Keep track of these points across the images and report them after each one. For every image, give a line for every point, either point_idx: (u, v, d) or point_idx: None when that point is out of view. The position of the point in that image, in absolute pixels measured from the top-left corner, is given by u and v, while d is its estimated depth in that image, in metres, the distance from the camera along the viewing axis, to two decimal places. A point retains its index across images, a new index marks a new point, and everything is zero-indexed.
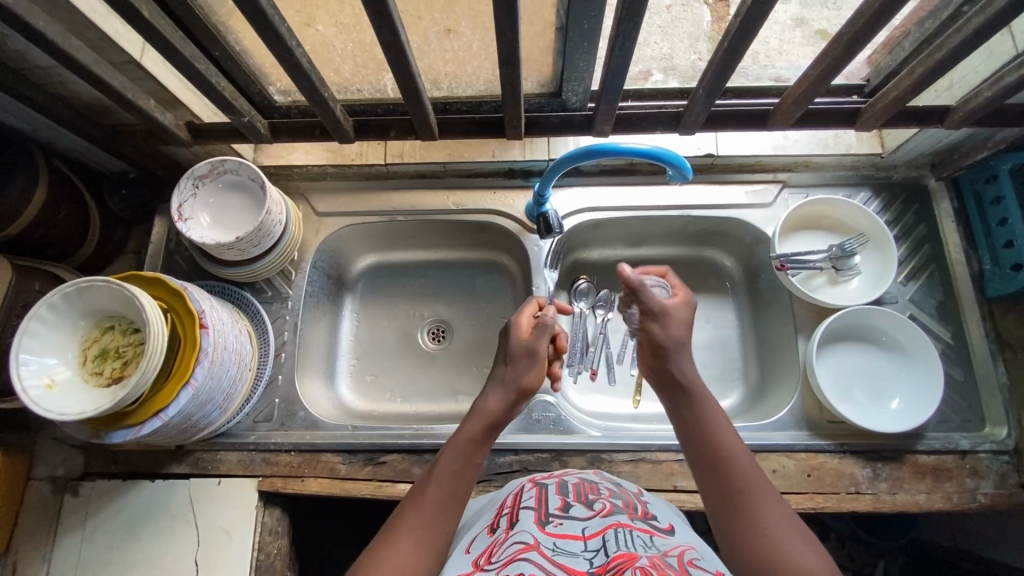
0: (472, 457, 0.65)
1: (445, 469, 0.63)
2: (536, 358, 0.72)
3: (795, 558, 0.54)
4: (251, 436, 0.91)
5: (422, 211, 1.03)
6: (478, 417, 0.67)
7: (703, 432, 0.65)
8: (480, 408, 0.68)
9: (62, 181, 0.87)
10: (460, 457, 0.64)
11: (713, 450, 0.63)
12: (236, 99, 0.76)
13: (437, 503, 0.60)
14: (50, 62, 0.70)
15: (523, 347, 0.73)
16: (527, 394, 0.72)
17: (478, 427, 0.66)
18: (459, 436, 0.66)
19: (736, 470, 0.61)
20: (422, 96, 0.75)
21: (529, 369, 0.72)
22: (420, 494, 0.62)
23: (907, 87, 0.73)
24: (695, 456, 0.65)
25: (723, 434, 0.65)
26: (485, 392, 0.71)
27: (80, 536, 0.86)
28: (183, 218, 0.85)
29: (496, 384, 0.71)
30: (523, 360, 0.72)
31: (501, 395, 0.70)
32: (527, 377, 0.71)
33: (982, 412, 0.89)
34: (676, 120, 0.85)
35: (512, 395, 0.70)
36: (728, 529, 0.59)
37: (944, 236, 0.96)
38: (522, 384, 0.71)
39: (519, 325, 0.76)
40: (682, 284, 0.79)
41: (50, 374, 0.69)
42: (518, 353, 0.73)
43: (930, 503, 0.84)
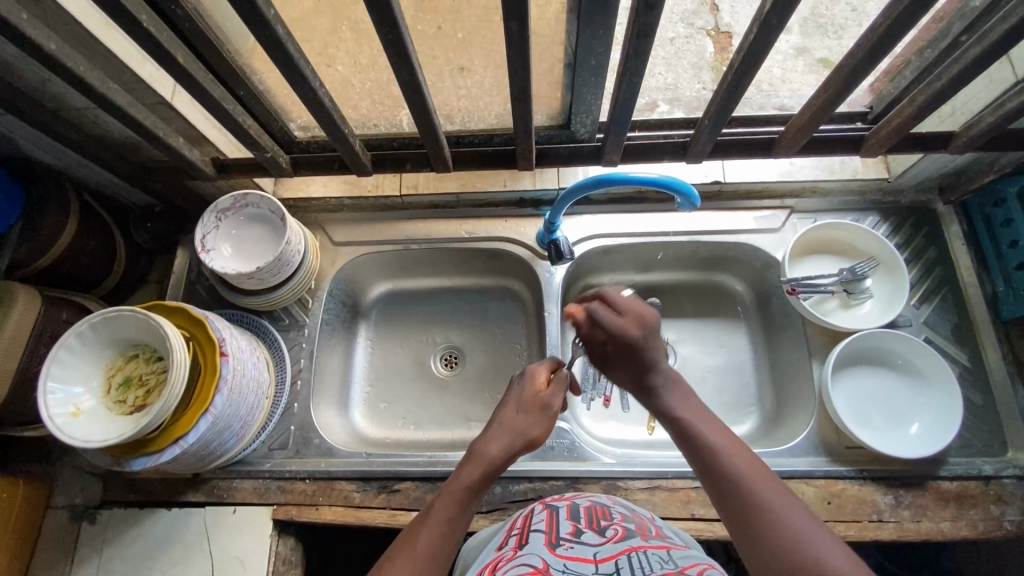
0: (466, 505, 0.64)
1: (440, 516, 0.62)
2: (547, 413, 0.72)
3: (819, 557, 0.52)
4: (267, 463, 0.92)
5: (435, 239, 1.05)
6: (478, 466, 0.66)
7: (704, 447, 0.64)
8: (481, 454, 0.67)
9: (91, 214, 0.91)
10: (455, 504, 0.63)
11: (718, 465, 0.62)
12: (260, 135, 0.80)
13: (427, 553, 0.60)
14: (86, 103, 0.74)
15: (536, 399, 0.73)
16: (531, 446, 0.71)
17: (477, 475, 0.65)
18: (457, 483, 0.65)
19: (748, 482, 0.59)
20: (438, 130, 0.78)
21: (539, 422, 0.71)
22: (412, 537, 0.62)
23: (909, 114, 0.75)
24: (705, 478, 0.63)
25: (728, 448, 0.63)
26: (487, 436, 0.69)
27: (95, 565, 0.87)
28: (206, 249, 0.88)
29: (501, 430, 0.70)
30: (534, 411, 0.72)
31: (503, 445, 0.68)
32: (535, 430, 0.71)
33: (1004, 437, 0.87)
34: (683, 149, 0.87)
35: (515, 448, 0.69)
36: (752, 549, 0.56)
37: (956, 259, 0.96)
38: (529, 436, 0.70)
39: (536, 375, 0.76)
40: (636, 297, 0.76)
41: (75, 402, 0.71)
42: (530, 404, 0.72)
43: (955, 531, 0.82)
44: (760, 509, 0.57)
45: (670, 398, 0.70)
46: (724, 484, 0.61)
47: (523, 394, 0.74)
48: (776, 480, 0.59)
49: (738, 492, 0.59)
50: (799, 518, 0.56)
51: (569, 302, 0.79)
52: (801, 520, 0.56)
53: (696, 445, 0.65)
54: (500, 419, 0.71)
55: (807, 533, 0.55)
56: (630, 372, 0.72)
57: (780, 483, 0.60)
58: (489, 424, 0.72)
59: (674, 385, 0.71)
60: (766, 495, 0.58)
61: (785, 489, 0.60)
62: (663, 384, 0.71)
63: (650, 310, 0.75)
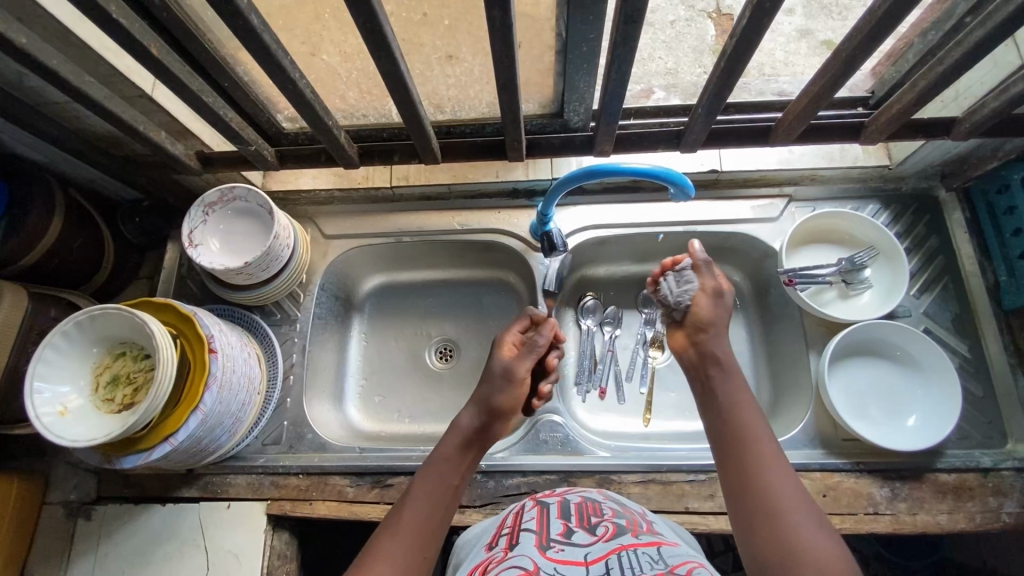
0: (445, 474, 0.67)
1: (424, 489, 0.65)
2: (511, 381, 0.74)
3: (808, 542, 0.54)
4: (260, 458, 0.92)
5: (428, 232, 1.04)
6: (452, 437, 0.71)
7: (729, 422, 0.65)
8: (455, 427, 0.72)
9: (78, 210, 0.90)
10: (434, 473, 0.67)
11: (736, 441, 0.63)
12: (243, 128, 0.78)
13: (412, 518, 0.63)
14: (64, 97, 0.73)
15: (500, 368, 0.76)
16: (510, 412, 0.74)
17: (451, 446, 0.70)
18: (437, 455, 0.69)
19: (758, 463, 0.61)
20: (424, 121, 0.76)
21: (503, 391, 0.73)
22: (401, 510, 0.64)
23: (910, 100, 0.72)
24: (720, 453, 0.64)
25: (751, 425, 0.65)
26: (461, 412, 0.74)
27: (91, 561, 0.87)
28: (194, 244, 0.87)
29: (474, 401, 0.74)
30: (497, 380, 0.75)
31: (474, 414, 0.73)
32: (499, 398, 0.73)
33: (1003, 428, 0.86)
34: (677, 138, 0.85)
35: (488, 415, 0.72)
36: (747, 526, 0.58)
37: (958, 247, 0.94)
38: (494, 404, 0.73)
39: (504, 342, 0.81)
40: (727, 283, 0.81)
41: (63, 402, 0.71)
42: (495, 374, 0.76)
43: (952, 523, 0.81)
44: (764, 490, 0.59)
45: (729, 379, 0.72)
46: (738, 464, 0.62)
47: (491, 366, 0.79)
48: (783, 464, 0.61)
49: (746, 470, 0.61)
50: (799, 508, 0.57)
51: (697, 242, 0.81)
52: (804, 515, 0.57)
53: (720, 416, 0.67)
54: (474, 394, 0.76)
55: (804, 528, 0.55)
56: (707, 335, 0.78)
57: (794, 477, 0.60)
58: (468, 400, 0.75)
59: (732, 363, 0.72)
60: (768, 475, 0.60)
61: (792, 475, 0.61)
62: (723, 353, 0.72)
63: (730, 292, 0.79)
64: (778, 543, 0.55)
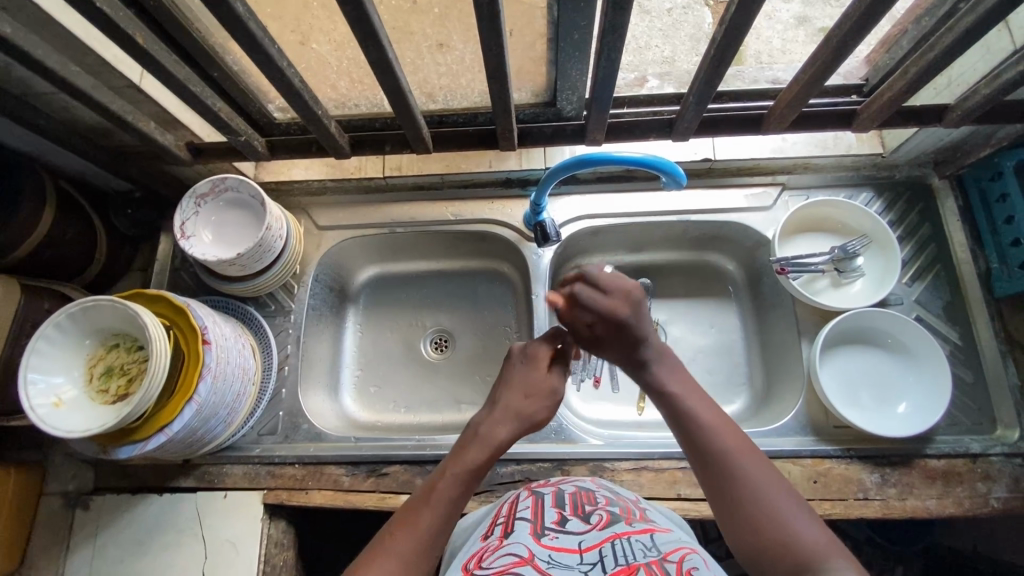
0: (470, 486, 0.63)
1: (442, 495, 0.61)
2: (553, 395, 0.71)
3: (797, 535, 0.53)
4: (256, 449, 0.92)
5: (421, 222, 1.04)
6: (483, 448, 0.65)
7: (691, 423, 0.63)
8: (489, 438, 0.66)
9: (69, 202, 0.90)
10: (458, 485, 0.63)
11: (706, 442, 0.61)
12: (233, 118, 0.78)
13: (430, 529, 0.59)
14: (52, 88, 0.72)
15: (546, 381, 0.71)
16: (536, 427, 0.70)
17: (482, 459, 0.64)
18: (460, 463, 0.64)
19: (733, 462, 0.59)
20: (414, 110, 0.76)
21: (546, 406, 0.70)
22: (412, 513, 0.61)
23: (902, 86, 0.72)
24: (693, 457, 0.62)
25: (715, 423, 0.63)
26: (494, 418, 0.68)
27: (90, 550, 0.88)
28: (186, 235, 0.87)
29: (507, 412, 0.68)
30: (541, 394, 0.70)
31: (510, 428, 0.67)
32: (543, 414, 0.70)
33: (992, 414, 0.87)
34: (670, 126, 0.85)
35: (522, 429, 0.68)
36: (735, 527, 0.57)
37: (950, 234, 0.94)
38: (535, 420, 0.69)
39: (539, 355, 0.73)
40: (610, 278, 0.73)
41: (57, 393, 0.71)
42: (537, 385, 0.71)
43: (940, 508, 0.82)
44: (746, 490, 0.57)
45: (661, 372, 0.69)
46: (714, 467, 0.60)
47: (527, 374, 0.71)
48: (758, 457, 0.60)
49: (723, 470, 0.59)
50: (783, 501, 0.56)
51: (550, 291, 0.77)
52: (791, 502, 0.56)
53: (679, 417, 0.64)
54: (504, 401, 0.69)
55: (797, 524, 0.54)
56: (620, 349, 0.71)
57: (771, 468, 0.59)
58: (491, 405, 0.70)
59: (666, 361, 0.70)
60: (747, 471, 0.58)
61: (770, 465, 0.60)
62: (654, 358, 0.70)
63: (638, 284, 0.73)
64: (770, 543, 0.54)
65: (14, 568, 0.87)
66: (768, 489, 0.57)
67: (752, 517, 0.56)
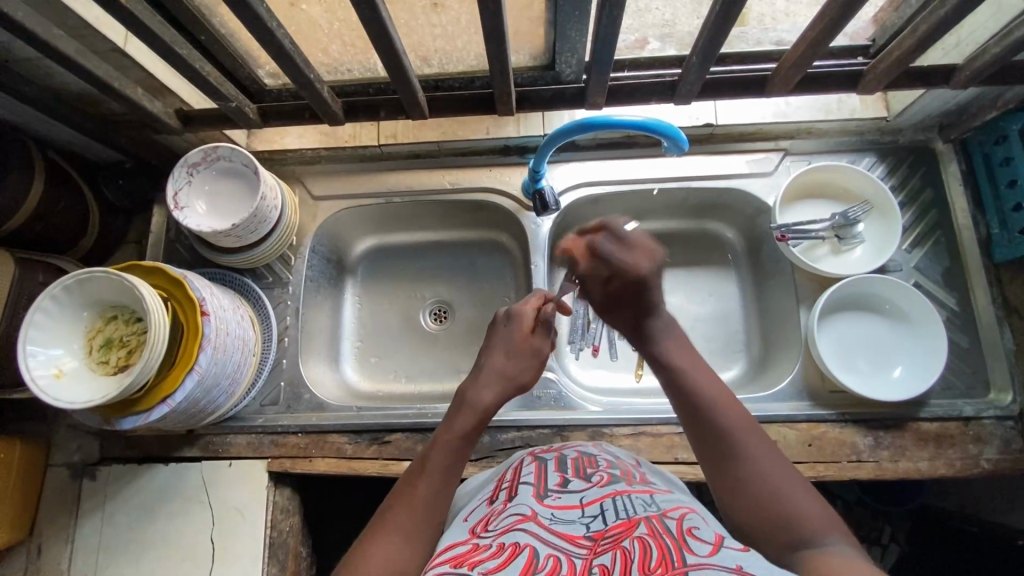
0: (463, 454, 0.65)
1: (436, 465, 0.63)
2: (536, 356, 0.75)
3: (797, 508, 0.54)
4: (259, 419, 0.93)
5: (419, 191, 1.02)
6: (472, 414, 0.67)
7: (697, 399, 0.64)
8: (476, 403, 0.68)
9: (58, 173, 0.88)
10: (450, 453, 0.64)
11: (711, 418, 0.62)
12: (222, 83, 0.76)
13: (428, 501, 0.60)
14: (34, 53, 0.70)
15: (528, 342, 0.74)
16: (520, 391, 0.73)
17: (471, 424, 0.66)
18: (451, 432, 0.66)
19: (734, 438, 0.60)
20: (409, 73, 0.73)
21: (531, 366, 0.73)
22: (410, 488, 0.62)
23: (911, 46, 0.70)
24: (695, 435, 0.63)
25: (718, 401, 0.63)
26: (479, 384, 0.70)
27: (99, 518, 0.89)
28: (180, 206, 0.86)
29: (492, 377, 0.71)
30: (525, 356, 0.73)
31: (495, 391, 0.70)
32: (527, 375, 0.73)
33: (986, 378, 0.88)
34: (672, 89, 0.83)
35: (507, 392, 0.71)
36: (734, 500, 0.57)
37: (952, 200, 0.94)
38: (522, 380, 0.73)
39: (523, 317, 0.75)
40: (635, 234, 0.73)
41: (57, 364, 0.71)
42: (520, 347, 0.74)
43: (932, 469, 0.84)
44: (745, 466, 0.58)
45: (667, 346, 0.70)
46: (717, 447, 0.60)
47: (510, 338, 0.74)
48: (759, 434, 0.61)
49: (725, 446, 0.60)
50: (782, 475, 0.57)
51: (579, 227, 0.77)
52: (791, 482, 0.57)
53: (687, 392, 0.65)
54: (488, 365, 0.72)
55: (797, 498, 0.55)
56: (631, 316, 0.73)
57: (772, 448, 0.60)
58: (476, 370, 0.73)
59: (670, 333, 0.72)
60: (748, 447, 0.59)
61: (770, 442, 0.60)
62: (659, 329, 0.72)
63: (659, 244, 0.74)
64: (768, 514, 0.55)
65: (25, 537, 0.89)
66: (767, 467, 0.58)
67: (752, 493, 0.56)
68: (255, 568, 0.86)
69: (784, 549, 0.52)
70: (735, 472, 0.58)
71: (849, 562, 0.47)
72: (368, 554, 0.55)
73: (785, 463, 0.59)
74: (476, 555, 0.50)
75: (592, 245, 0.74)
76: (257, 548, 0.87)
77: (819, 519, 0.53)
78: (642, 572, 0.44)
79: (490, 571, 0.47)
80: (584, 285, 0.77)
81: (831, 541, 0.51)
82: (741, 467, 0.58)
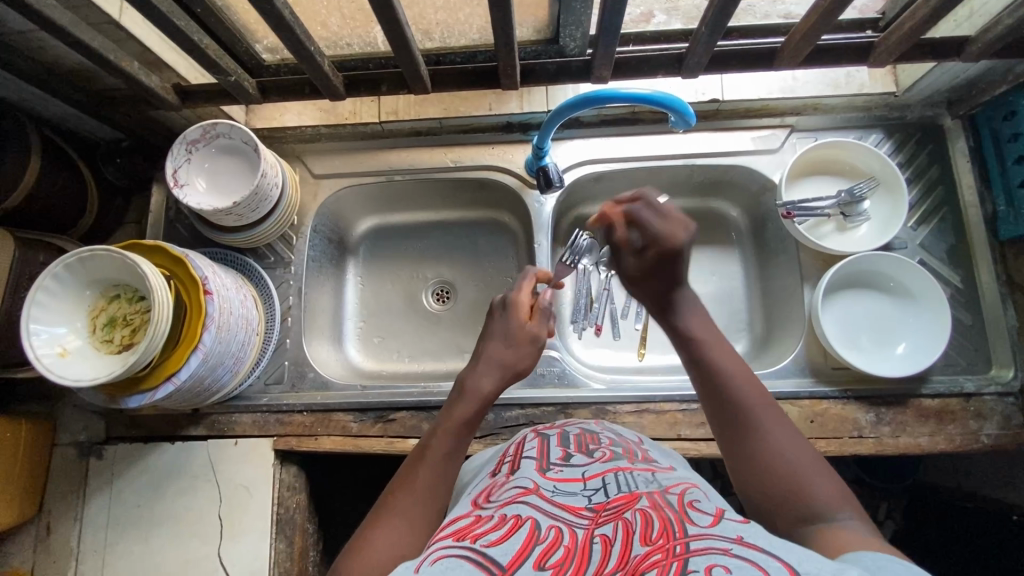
0: (464, 439, 0.65)
1: (437, 451, 0.63)
2: (534, 344, 0.73)
3: (809, 483, 0.54)
4: (264, 398, 0.94)
5: (420, 169, 1.01)
6: (472, 402, 0.67)
7: (716, 374, 0.63)
8: (476, 391, 0.68)
9: (55, 151, 0.86)
10: (451, 439, 0.64)
11: (728, 393, 0.62)
12: (220, 57, 0.74)
13: (430, 485, 0.61)
14: (27, 25, 0.68)
15: (526, 330, 0.73)
16: (518, 377, 0.73)
17: (472, 411, 0.67)
18: (452, 419, 0.66)
19: (750, 414, 0.60)
20: (412, 46, 0.72)
21: (529, 354, 0.72)
22: (410, 473, 0.62)
23: (924, 16, 0.69)
24: (713, 408, 0.63)
25: (736, 375, 0.63)
26: (479, 370, 0.70)
27: (107, 496, 0.90)
28: (179, 183, 0.85)
29: (491, 363, 0.70)
30: (523, 343, 0.72)
31: (496, 377, 0.70)
32: (525, 362, 0.72)
33: (988, 355, 0.89)
34: (678, 62, 0.82)
35: (506, 379, 0.71)
36: (748, 475, 0.58)
37: (959, 177, 0.93)
38: (519, 367, 0.72)
39: (520, 304, 0.74)
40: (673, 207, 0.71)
41: (61, 343, 0.71)
42: (519, 335, 0.72)
43: (932, 445, 0.85)
44: (762, 440, 0.58)
45: (689, 317, 0.69)
46: (734, 421, 0.60)
47: (509, 325, 0.73)
48: (774, 409, 0.60)
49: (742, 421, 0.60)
50: (797, 451, 0.57)
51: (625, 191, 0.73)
52: (805, 457, 0.57)
53: (706, 367, 0.65)
54: (487, 353, 0.72)
55: (810, 473, 0.55)
56: (654, 289, 0.71)
57: (787, 424, 0.60)
58: (475, 357, 0.72)
59: (694, 307, 0.69)
60: (764, 422, 0.59)
61: (786, 418, 0.60)
62: (685, 301, 0.69)
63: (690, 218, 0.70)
64: (781, 488, 0.55)
65: (34, 515, 0.90)
66: (782, 442, 0.58)
67: (766, 468, 0.56)
68: (262, 543, 0.87)
69: (796, 522, 0.53)
70: (751, 447, 0.58)
71: (860, 543, 0.48)
72: (372, 539, 0.55)
73: (799, 439, 0.58)
74: (478, 527, 0.50)
75: (629, 214, 0.71)
76: (265, 525, 0.88)
77: (831, 494, 0.53)
78: (645, 543, 0.45)
79: (492, 543, 0.47)
80: (618, 258, 0.73)
81: (843, 519, 0.52)
82: (757, 441, 0.58)
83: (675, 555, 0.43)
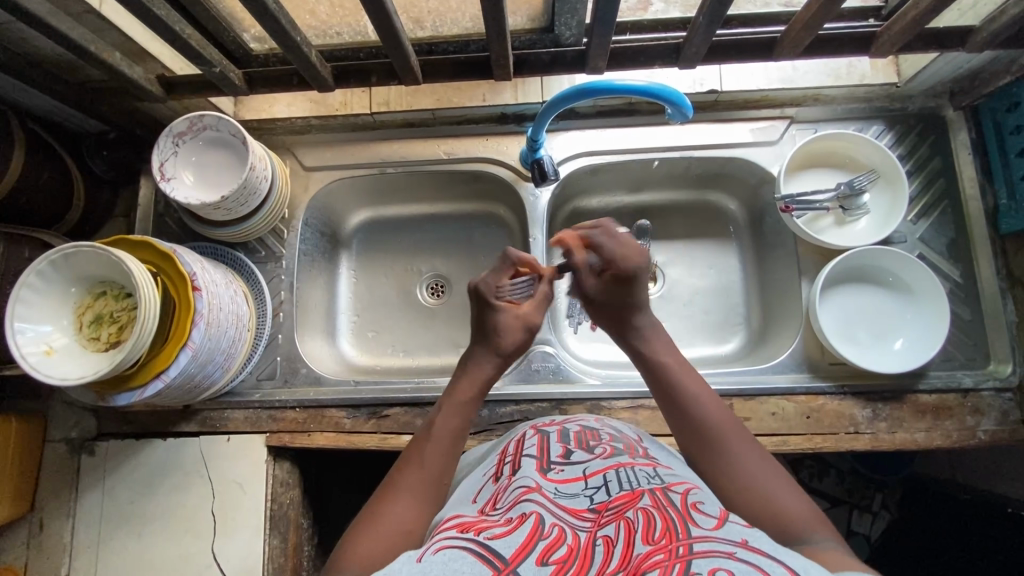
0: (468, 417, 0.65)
1: (442, 429, 0.63)
2: (526, 329, 0.71)
3: (779, 501, 0.54)
4: (256, 394, 0.93)
5: (412, 162, 0.99)
6: (477, 379, 0.67)
7: (680, 395, 0.64)
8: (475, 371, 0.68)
9: (39, 144, 0.85)
10: (457, 417, 0.64)
11: (693, 416, 0.62)
12: (204, 47, 0.72)
13: (437, 462, 0.61)
14: (5, 16, 0.66)
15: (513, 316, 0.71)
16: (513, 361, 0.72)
17: (476, 390, 0.67)
18: (457, 397, 0.66)
19: (716, 435, 0.60)
20: (401, 36, 0.70)
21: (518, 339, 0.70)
22: (415, 451, 0.62)
23: (927, 6, 0.67)
24: (679, 431, 0.63)
25: (701, 396, 0.64)
26: (478, 355, 0.69)
27: (99, 492, 0.90)
28: (166, 177, 0.83)
29: (490, 350, 0.69)
30: (513, 329, 0.70)
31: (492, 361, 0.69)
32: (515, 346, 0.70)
33: (987, 350, 0.88)
34: (676, 52, 0.80)
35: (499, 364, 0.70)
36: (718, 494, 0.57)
37: (960, 169, 0.92)
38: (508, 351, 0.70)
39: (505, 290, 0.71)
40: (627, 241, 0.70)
41: (48, 341, 0.70)
42: (508, 323, 0.70)
43: (929, 440, 0.84)
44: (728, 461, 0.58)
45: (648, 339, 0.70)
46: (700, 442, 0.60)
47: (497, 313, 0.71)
48: (740, 430, 0.61)
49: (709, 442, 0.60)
50: (764, 471, 0.57)
51: (610, 217, 0.73)
52: (773, 476, 0.56)
53: (670, 388, 0.65)
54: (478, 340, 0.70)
55: (779, 492, 0.55)
56: (612, 312, 0.71)
57: (757, 446, 0.60)
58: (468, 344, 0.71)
59: (657, 331, 0.70)
60: (729, 443, 0.59)
61: (754, 440, 0.60)
62: (645, 325, 0.70)
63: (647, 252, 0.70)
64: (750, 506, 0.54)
65: (27, 512, 0.89)
66: (749, 462, 0.58)
67: (734, 487, 0.56)
68: (256, 540, 0.87)
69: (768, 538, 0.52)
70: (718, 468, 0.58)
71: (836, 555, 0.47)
72: (379, 518, 0.55)
73: (769, 459, 0.58)
74: (483, 524, 0.49)
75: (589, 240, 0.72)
76: (259, 521, 0.87)
77: (803, 513, 0.53)
78: (647, 542, 0.44)
79: (496, 536, 0.46)
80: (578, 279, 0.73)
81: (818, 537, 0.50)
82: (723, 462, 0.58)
83: (677, 556, 0.42)
